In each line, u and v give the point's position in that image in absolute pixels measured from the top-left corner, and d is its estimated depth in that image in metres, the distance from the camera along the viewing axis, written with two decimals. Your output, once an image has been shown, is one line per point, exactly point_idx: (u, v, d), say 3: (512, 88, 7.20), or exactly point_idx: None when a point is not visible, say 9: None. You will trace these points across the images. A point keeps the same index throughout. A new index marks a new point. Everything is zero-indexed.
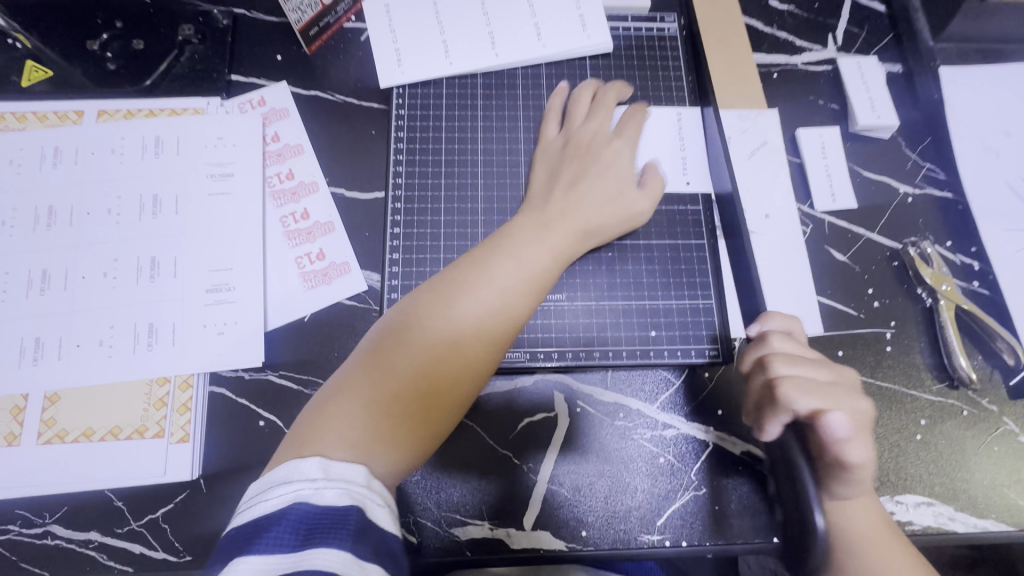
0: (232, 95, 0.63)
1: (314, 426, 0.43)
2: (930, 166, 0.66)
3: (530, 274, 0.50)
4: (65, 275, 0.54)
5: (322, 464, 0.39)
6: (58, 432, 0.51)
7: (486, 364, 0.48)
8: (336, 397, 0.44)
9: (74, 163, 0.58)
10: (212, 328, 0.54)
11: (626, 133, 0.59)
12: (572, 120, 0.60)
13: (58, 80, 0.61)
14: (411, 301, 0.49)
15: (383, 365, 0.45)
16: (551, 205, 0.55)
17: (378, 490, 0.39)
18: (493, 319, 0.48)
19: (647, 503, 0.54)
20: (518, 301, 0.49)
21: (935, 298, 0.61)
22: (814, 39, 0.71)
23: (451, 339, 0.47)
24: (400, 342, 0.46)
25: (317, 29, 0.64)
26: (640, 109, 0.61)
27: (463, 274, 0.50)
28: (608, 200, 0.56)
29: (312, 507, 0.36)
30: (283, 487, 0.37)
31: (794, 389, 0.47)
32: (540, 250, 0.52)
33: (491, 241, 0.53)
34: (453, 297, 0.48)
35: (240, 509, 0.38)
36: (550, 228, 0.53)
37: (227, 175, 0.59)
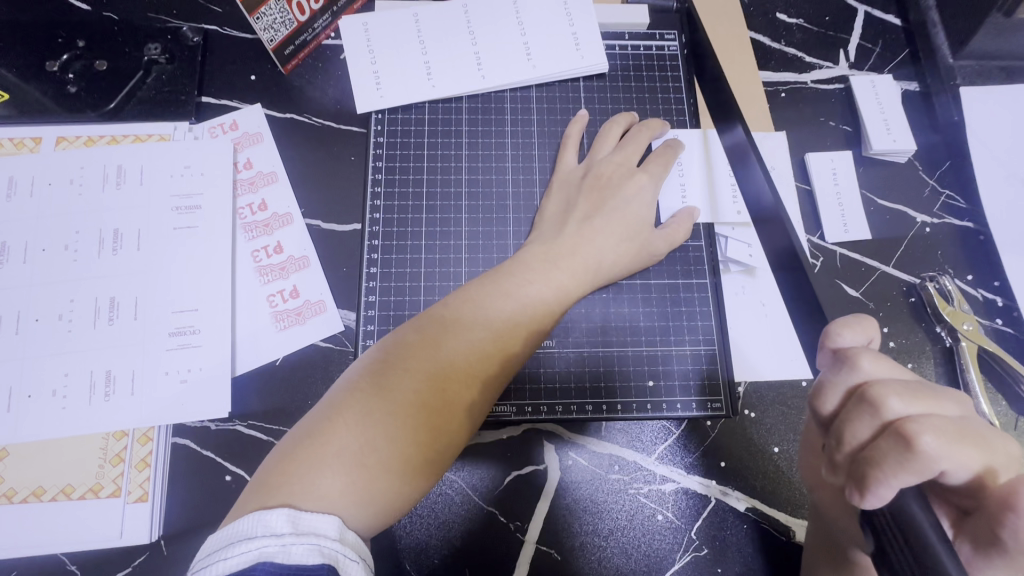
0: (201, 118, 0.59)
1: (283, 474, 0.38)
2: (949, 194, 0.62)
3: (530, 313, 0.47)
4: (17, 317, 0.50)
5: (291, 516, 0.35)
6: (6, 492, 0.47)
7: (477, 412, 0.44)
8: (309, 443, 0.39)
9: (29, 195, 0.54)
10: (175, 375, 0.50)
11: (622, 161, 0.55)
12: (571, 158, 0.57)
13: (15, 103, 0.57)
14: (399, 336, 0.45)
15: (366, 407, 0.40)
16: (555, 241, 0.51)
17: (351, 544, 0.36)
18: (488, 361, 0.44)
19: (644, 565, 0.50)
20: (515, 343, 0.46)
21: (955, 338, 0.56)
22: (825, 55, 0.66)
23: (441, 381, 0.43)
24: (383, 382, 0.42)
25: (293, 48, 0.59)
26: (638, 136, 0.57)
27: (457, 310, 0.46)
28: (612, 235, 0.52)
29: (277, 567, 0.32)
30: (247, 543, 0.34)
31: (929, 437, 0.32)
32: (542, 288, 0.48)
33: (489, 276, 0.49)
34: (446, 335, 0.44)
35: (194, 569, 0.34)
36: (554, 265, 0.49)
37: (194, 207, 0.55)
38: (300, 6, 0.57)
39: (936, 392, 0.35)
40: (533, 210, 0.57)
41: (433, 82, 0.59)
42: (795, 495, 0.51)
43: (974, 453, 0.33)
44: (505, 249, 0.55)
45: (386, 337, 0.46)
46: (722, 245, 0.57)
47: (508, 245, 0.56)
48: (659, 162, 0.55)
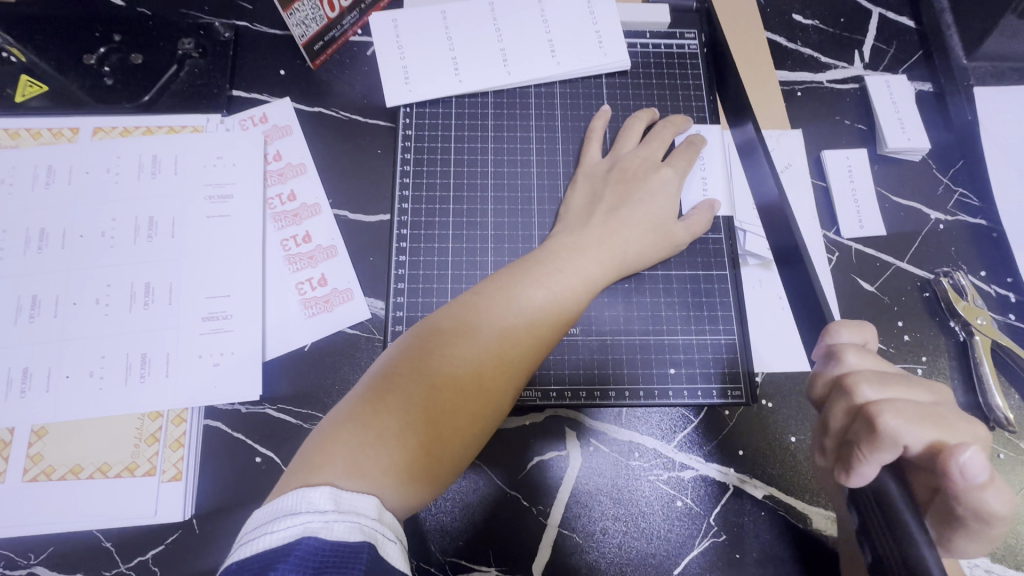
0: (232, 111, 0.61)
1: (326, 452, 0.39)
2: (963, 192, 0.63)
3: (559, 301, 0.48)
4: (56, 301, 0.52)
5: (334, 494, 0.36)
6: (45, 469, 0.48)
7: (508, 396, 0.45)
8: (349, 423, 0.41)
9: (68, 183, 0.55)
10: (208, 358, 0.52)
11: (646, 156, 0.56)
12: (595, 151, 0.58)
13: (53, 95, 0.59)
14: (432, 322, 0.46)
15: (404, 391, 0.42)
16: (583, 230, 0.52)
17: (389, 524, 0.37)
18: (519, 347, 0.46)
19: (663, 550, 0.51)
20: (545, 330, 0.47)
21: (969, 332, 0.57)
22: (840, 56, 0.68)
23: (475, 368, 0.44)
24: (419, 367, 0.43)
25: (322, 44, 0.61)
26: (663, 132, 0.58)
27: (489, 298, 0.47)
28: (637, 224, 0.53)
29: (321, 542, 0.33)
30: (289, 519, 0.34)
31: (897, 418, 0.37)
32: (571, 277, 0.49)
33: (518, 265, 0.50)
34: (478, 322, 0.46)
35: (237, 543, 0.34)
36: (581, 254, 0.50)
37: (227, 197, 0.57)
38: (330, 4, 0.58)
39: (908, 381, 0.41)
40: (556, 202, 0.58)
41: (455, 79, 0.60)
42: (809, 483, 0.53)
43: (941, 433, 0.37)
44: (529, 240, 0.57)
45: (419, 323, 0.47)
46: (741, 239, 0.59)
47: (532, 237, 0.57)
48: (683, 158, 0.57)
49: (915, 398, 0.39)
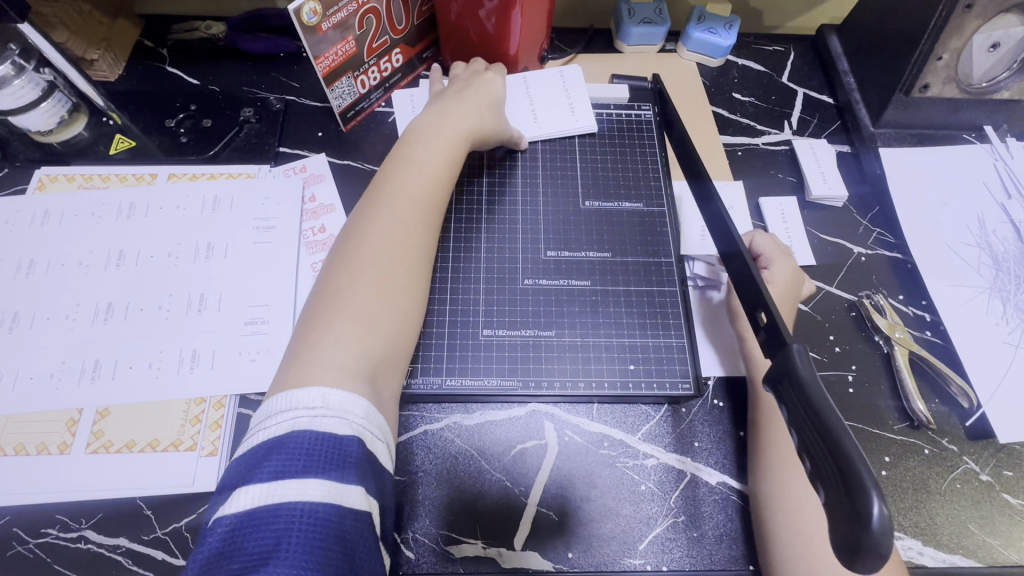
0: (278, 163, 0.76)
1: (302, 366, 0.48)
2: (880, 231, 0.76)
3: (439, 158, 0.64)
4: (127, 306, 0.64)
5: (320, 395, 0.45)
6: (104, 443, 0.57)
7: (424, 255, 0.59)
8: (311, 332, 0.51)
9: (145, 215, 0.69)
10: (246, 354, 0.62)
11: (472, 70, 0.76)
12: (440, 84, 0.75)
13: (139, 150, 0.74)
14: (347, 240, 0.57)
15: (343, 283, 0.54)
16: (437, 122, 0.68)
17: (375, 423, 0.47)
18: (413, 220, 0.59)
19: (629, 528, 0.58)
20: (433, 197, 0.62)
21: (890, 344, 0.67)
22: (772, 124, 0.83)
23: (386, 235, 0.57)
24: (345, 275, 0.54)
25: (354, 112, 0.77)
26: (476, 62, 0.77)
27: (379, 193, 0.61)
28: (479, 102, 0.71)
29: (313, 433, 0.43)
30: (286, 414, 0.44)
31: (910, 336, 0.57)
32: (438, 155, 0.65)
33: (393, 160, 0.64)
34: (372, 219, 0.58)
35: (246, 436, 0.44)
36: (437, 143, 0.65)
37: (271, 227, 0.70)
38: (362, 82, 0.75)
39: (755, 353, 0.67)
40: (537, 234, 0.71)
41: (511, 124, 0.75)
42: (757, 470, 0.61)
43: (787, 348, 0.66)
44: (516, 263, 0.69)
45: (335, 247, 0.58)
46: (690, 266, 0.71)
47: (518, 259, 0.69)
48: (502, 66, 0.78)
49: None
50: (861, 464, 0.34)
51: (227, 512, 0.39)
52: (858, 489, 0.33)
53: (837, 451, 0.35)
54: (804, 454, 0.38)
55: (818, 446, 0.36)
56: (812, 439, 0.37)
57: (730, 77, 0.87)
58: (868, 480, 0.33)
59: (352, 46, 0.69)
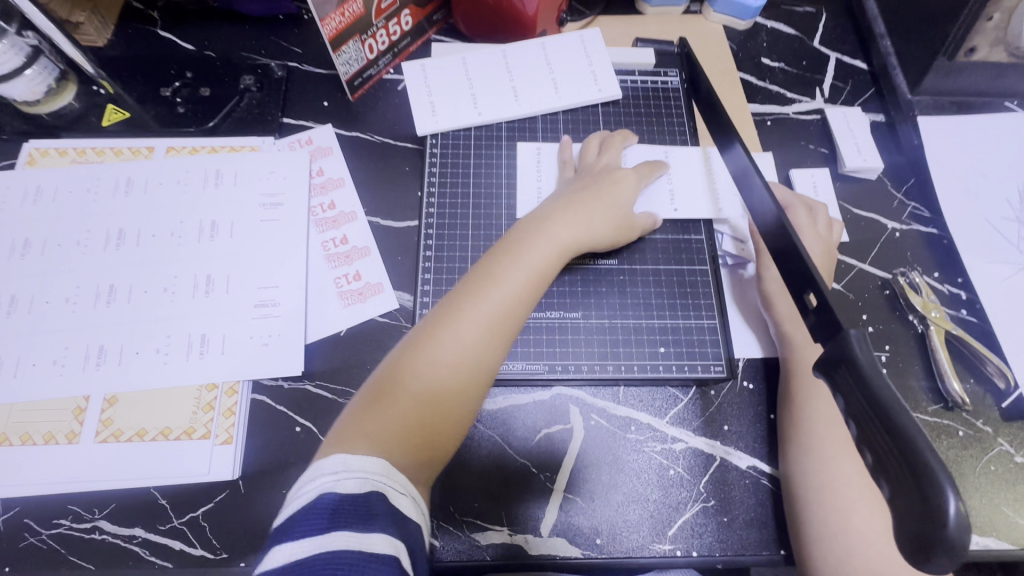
0: (283, 135, 0.71)
1: (351, 424, 0.48)
2: (915, 205, 0.72)
3: (533, 279, 0.55)
4: (130, 289, 0.60)
5: (345, 460, 0.43)
6: (114, 432, 0.55)
7: (490, 372, 0.52)
8: (362, 409, 0.49)
9: (144, 191, 0.65)
10: (258, 339, 0.60)
11: (607, 163, 0.66)
12: (569, 167, 0.68)
13: (133, 121, 0.70)
14: (422, 322, 0.54)
15: (405, 370, 0.50)
16: (555, 211, 0.60)
17: (398, 480, 0.44)
18: (503, 315, 0.53)
19: (658, 513, 0.57)
20: (527, 296, 0.54)
21: (925, 324, 0.65)
22: (803, 92, 0.79)
23: (465, 350, 0.51)
24: (410, 355, 0.51)
25: (361, 80, 0.72)
26: (614, 142, 0.68)
27: (475, 284, 0.54)
28: (603, 206, 0.61)
29: (336, 495, 0.41)
30: (313, 481, 0.42)
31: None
32: (546, 256, 0.56)
33: (494, 256, 0.56)
34: (464, 303, 0.53)
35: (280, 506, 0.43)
36: (553, 231, 0.58)
37: (278, 204, 0.66)
38: (370, 47, 0.70)
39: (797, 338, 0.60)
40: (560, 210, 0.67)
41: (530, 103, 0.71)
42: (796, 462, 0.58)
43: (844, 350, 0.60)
44: None
45: (414, 325, 0.54)
46: (719, 241, 0.68)
47: None
48: (644, 167, 0.67)
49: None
50: (933, 460, 0.31)
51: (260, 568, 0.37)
52: (930, 485, 0.31)
53: (904, 447, 0.33)
54: (864, 447, 0.35)
55: (880, 440, 0.34)
56: (875, 433, 0.35)
57: (758, 42, 0.82)
58: (941, 476, 0.31)
59: (359, 6, 0.64)
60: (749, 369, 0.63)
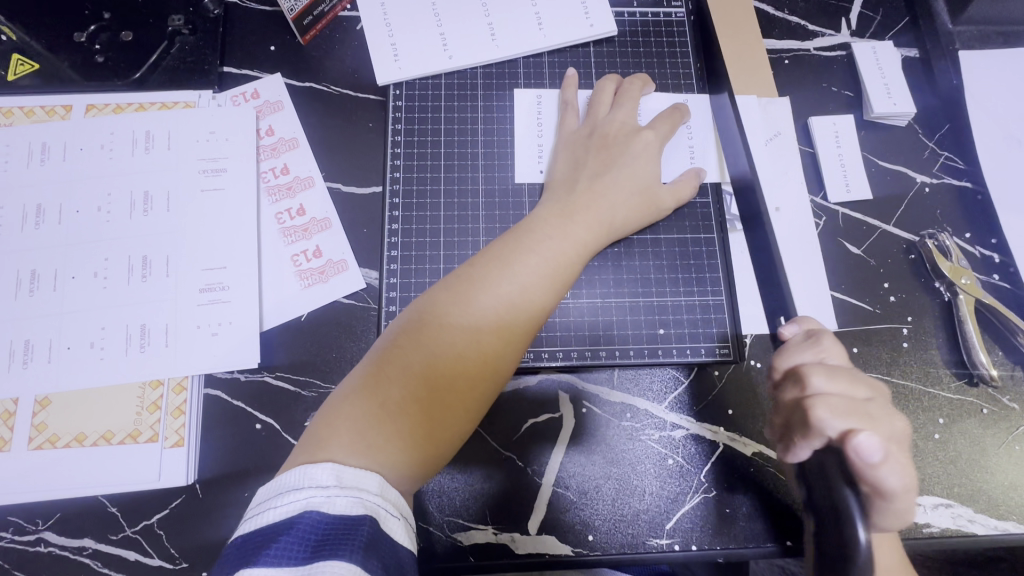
0: (224, 88, 0.61)
1: (332, 421, 0.41)
2: (948, 155, 0.64)
3: (553, 266, 0.48)
4: (54, 275, 0.53)
5: (336, 471, 0.37)
6: (50, 437, 0.49)
7: (501, 371, 0.46)
8: (350, 403, 0.42)
9: (63, 159, 0.56)
10: (206, 329, 0.53)
11: (624, 119, 0.57)
12: (573, 119, 0.58)
13: (45, 74, 0.59)
14: (422, 303, 0.47)
15: (404, 362, 0.43)
16: (569, 197, 0.52)
17: (392, 500, 0.38)
18: (515, 313, 0.46)
19: (655, 506, 0.52)
20: (547, 287, 0.48)
21: (954, 292, 0.59)
22: (828, 23, 0.68)
23: (473, 340, 0.45)
24: (406, 347, 0.44)
25: (312, 18, 0.62)
26: (631, 90, 0.59)
27: (486, 268, 0.47)
28: (621, 189, 0.53)
29: (322, 515, 0.35)
30: (294, 493, 0.36)
31: (826, 409, 0.42)
32: (564, 243, 0.50)
33: (508, 238, 0.50)
34: (472, 294, 0.46)
35: (249, 514, 0.36)
36: (571, 222, 0.51)
37: (220, 171, 0.57)
38: None
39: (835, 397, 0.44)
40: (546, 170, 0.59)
41: (515, 44, 0.61)
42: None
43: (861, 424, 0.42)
44: (520, 207, 0.58)
45: (411, 307, 0.47)
46: (727, 203, 0.59)
47: (523, 204, 0.58)
48: (665, 122, 0.57)
49: (857, 411, 0.42)
50: None
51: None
52: None
53: None
54: None
55: None
56: None
57: None
58: None
59: None
60: (760, 351, 0.56)
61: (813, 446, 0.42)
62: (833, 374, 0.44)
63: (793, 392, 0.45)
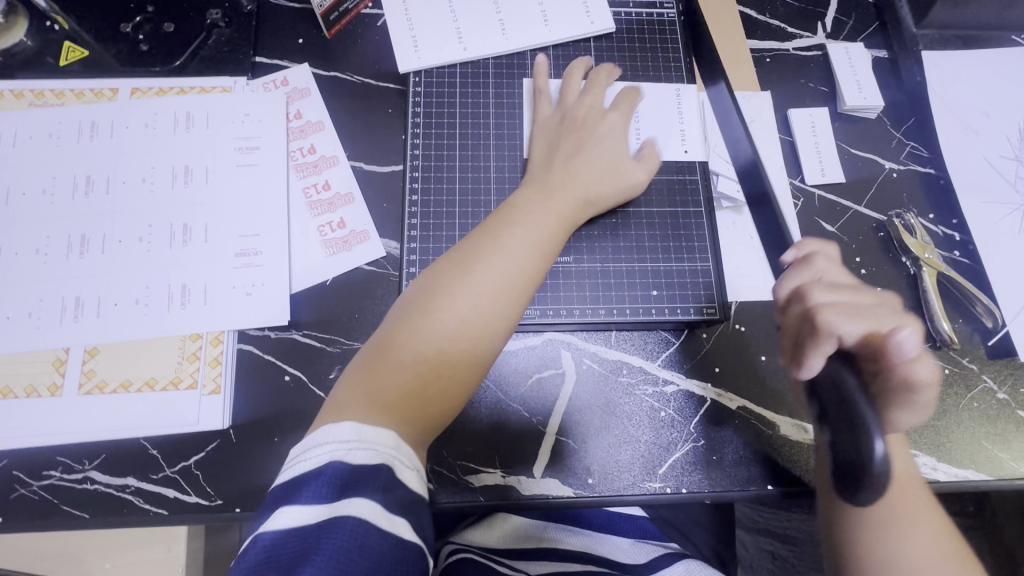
0: (256, 75, 0.67)
1: (349, 391, 0.46)
2: (914, 145, 0.71)
3: (537, 240, 0.54)
4: (102, 239, 0.58)
5: (355, 428, 0.42)
6: (98, 384, 0.54)
7: (500, 336, 0.51)
8: (363, 375, 0.47)
9: (110, 136, 0.62)
10: (241, 289, 0.58)
11: (592, 102, 0.63)
12: (546, 107, 0.64)
13: (93, 61, 0.65)
14: (421, 286, 0.52)
15: (405, 334, 0.48)
16: (547, 178, 0.58)
17: (406, 452, 0.43)
18: (506, 283, 0.51)
19: (650, 454, 0.57)
20: (534, 260, 0.53)
21: (918, 265, 0.65)
22: (805, 26, 0.75)
23: (468, 310, 0.50)
24: (414, 319, 0.49)
25: (338, 14, 0.67)
26: (622, 84, 0.65)
27: (476, 247, 0.53)
28: (592, 166, 0.59)
29: (345, 465, 0.40)
30: (321, 447, 0.41)
31: (835, 314, 0.51)
32: (546, 219, 0.55)
33: (494, 220, 0.56)
34: (464, 271, 0.51)
35: (282, 467, 0.41)
36: (551, 201, 0.57)
37: (254, 148, 0.63)
38: None
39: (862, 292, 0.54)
40: None
41: (522, 39, 0.67)
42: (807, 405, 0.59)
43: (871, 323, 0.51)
44: None
45: (410, 290, 0.52)
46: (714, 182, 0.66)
47: None
48: None
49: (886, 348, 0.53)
50: None
51: (267, 529, 0.37)
52: None
53: None
54: None
55: None
56: None
57: None
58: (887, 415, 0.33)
59: None
60: (742, 316, 0.62)
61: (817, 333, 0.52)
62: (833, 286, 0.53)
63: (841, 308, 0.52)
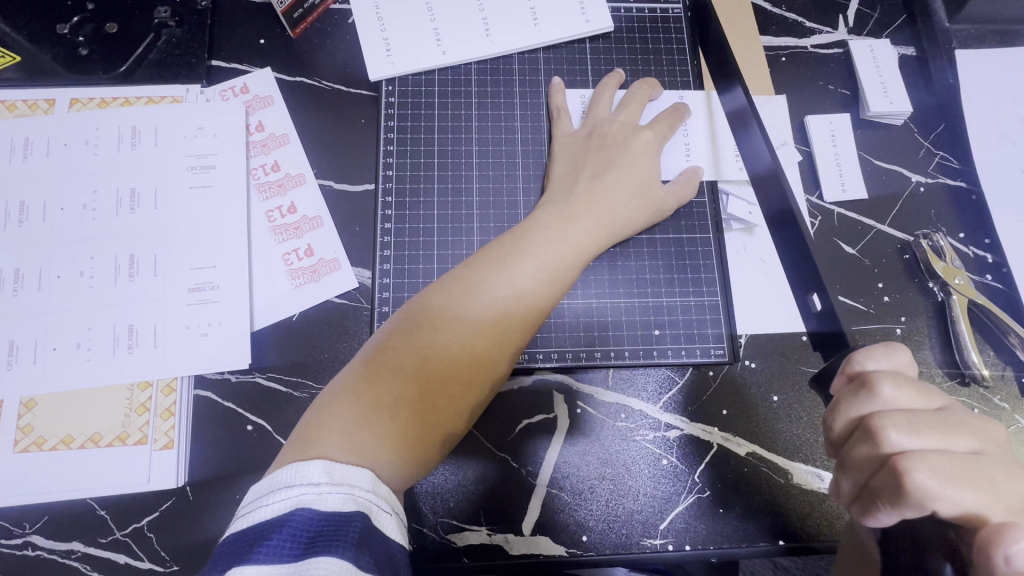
0: (212, 82, 0.60)
1: (322, 422, 0.40)
2: (943, 155, 0.64)
3: (550, 270, 0.48)
4: (39, 274, 0.52)
5: (327, 468, 0.36)
6: (36, 440, 0.49)
7: (496, 374, 0.45)
8: (338, 404, 0.41)
9: (46, 155, 0.55)
10: (196, 329, 0.52)
11: (626, 119, 0.56)
12: (566, 124, 0.57)
13: (27, 67, 0.58)
14: (417, 305, 0.46)
15: (395, 363, 0.43)
16: (568, 199, 0.52)
17: (384, 496, 0.37)
18: (512, 316, 0.46)
19: (650, 507, 0.52)
20: (543, 290, 0.47)
21: (947, 292, 0.59)
22: (825, 20, 0.67)
23: (467, 344, 0.44)
24: (403, 347, 0.43)
25: (302, 11, 0.61)
26: (639, 94, 0.58)
27: (483, 270, 0.47)
28: (622, 190, 0.53)
29: (315, 513, 0.34)
30: (285, 491, 0.35)
31: (925, 469, 0.34)
32: (561, 246, 0.49)
33: (505, 239, 0.49)
34: (468, 296, 0.46)
35: (237, 514, 0.35)
36: (570, 223, 0.50)
37: (209, 167, 0.56)
38: None
39: (948, 427, 0.36)
40: (541, 169, 0.58)
41: (511, 41, 0.60)
42: (824, 453, 0.54)
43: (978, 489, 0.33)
44: (515, 206, 0.57)
45: (405, 309, 0.46)
46: (723, 202, 0.59)
47: (518, 203, 0.57)
48: (663, 121, 0.57)
49: (937, 426, 0.36)
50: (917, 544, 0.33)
51: None
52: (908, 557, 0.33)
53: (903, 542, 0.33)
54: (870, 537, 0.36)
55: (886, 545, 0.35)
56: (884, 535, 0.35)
57: None
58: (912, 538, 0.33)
59: None
60: (753, 350, 0.56)
61: (905, 515, 0.34)
62: (911, 423, 0.35)
63: (867, 447, 0.36)
